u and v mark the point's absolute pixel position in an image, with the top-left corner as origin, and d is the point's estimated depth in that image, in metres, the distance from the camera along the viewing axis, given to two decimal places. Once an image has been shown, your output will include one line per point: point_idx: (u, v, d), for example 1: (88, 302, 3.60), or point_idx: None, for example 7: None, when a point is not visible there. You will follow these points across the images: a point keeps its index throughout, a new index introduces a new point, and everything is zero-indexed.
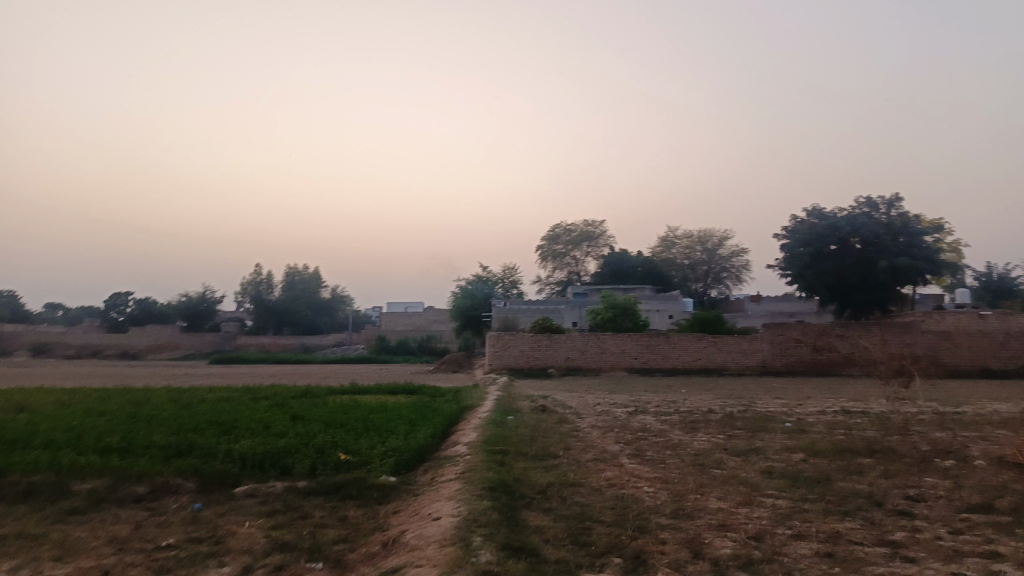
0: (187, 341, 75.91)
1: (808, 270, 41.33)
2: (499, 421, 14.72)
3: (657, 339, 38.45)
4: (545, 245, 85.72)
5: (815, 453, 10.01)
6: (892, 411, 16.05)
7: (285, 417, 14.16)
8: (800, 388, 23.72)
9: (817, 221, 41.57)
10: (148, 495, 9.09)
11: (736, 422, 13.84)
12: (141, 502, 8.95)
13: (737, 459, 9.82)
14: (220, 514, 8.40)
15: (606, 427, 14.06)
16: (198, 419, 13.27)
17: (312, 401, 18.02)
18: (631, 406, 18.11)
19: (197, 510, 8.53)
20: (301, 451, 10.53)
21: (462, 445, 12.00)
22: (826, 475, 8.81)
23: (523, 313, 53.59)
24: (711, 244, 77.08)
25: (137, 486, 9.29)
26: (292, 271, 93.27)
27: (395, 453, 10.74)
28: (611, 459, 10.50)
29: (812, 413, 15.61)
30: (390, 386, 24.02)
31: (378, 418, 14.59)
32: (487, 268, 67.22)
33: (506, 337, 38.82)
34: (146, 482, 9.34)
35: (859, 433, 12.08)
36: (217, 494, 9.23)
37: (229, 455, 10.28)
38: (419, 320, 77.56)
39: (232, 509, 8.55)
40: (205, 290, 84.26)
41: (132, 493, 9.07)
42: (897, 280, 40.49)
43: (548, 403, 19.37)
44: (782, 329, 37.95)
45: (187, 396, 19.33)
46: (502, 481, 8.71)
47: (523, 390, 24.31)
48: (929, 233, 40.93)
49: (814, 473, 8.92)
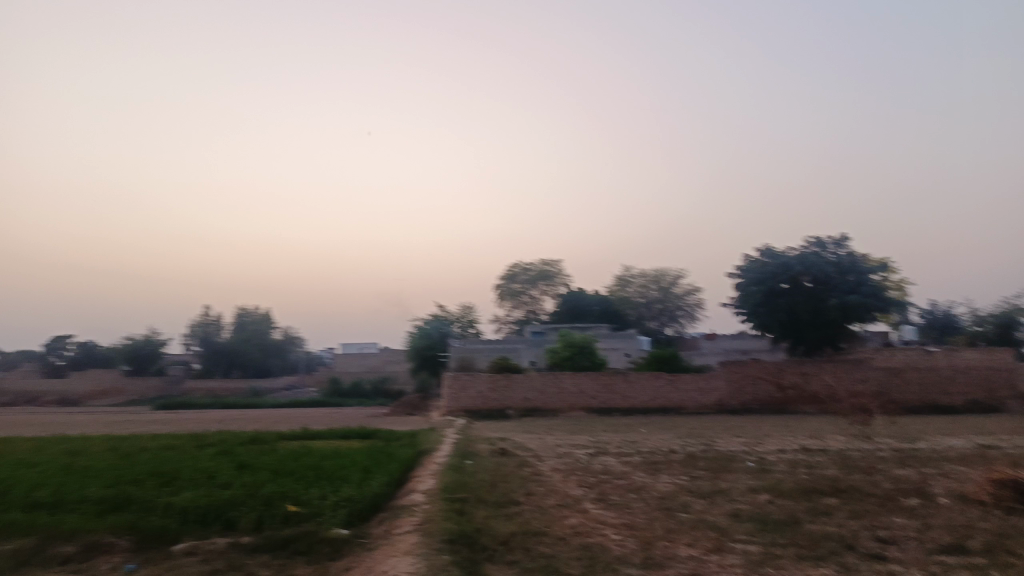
0: (131, 386, 73.16)
1: (762, 308, 42.04)
2: (458, 466, 14.25)
3: (615, 378, 38.40)
4: (502, 284, 85.66)
5: (781, 493, 9.87)
6: (851, 449, 16.11)
7: (231, 466, 13.47)
8: (758, 426, 23.80)
9: (769, 260, 42.43)
10: (77, 555, 8.42)
11: (699, 462, 13.67)
12: (69, 564, 8.27)
13: (704, 502, 9.60)
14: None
15: (568, 470, 13.74)
16: (137, 470, 12.52)
17: (261, 448, 17.28)
18: (592, 447, 17.84)
19: (130, 572, 7.90)
20: (247, 504, 9.94)
21: (419, 493, 11.52)
22: (795, 517, 8.64)
23: (481, 353, 53.14)
24: (666, 283, 78.08)
25: (65, 545, 8.60)
26: (243, 312, 91.22)
27: (347, 503, 10.21)
28: (574, 504, 10.17)
29: (773, 452, 15.54)
30: (343, 431, 23.28)
31: (331, 465, 13.99)
32: (444, 307, 66.74)
33: (464, 378, 38.28)
34: (75, 541, 8.67)
35: (821, 471, 12.00)
36: (153, 553, 8.59)
37: (168, 509, 9.64)
38: (375, 361, 76.30)
39: (169, 570, 7.94)
40: (151, 332, 81.67)
41: (60, 554, 8.39)
42: (847, 318, 41.50)
43: (507, 446, 18.96)
44: (738, 366, 38.31)
45: (126, 445, 18.35)
46: (462, 532, 8.30)
47: (482, 432, 23.82)
48: (876, 271, 42.06)
49: (782, 515, 8.75)
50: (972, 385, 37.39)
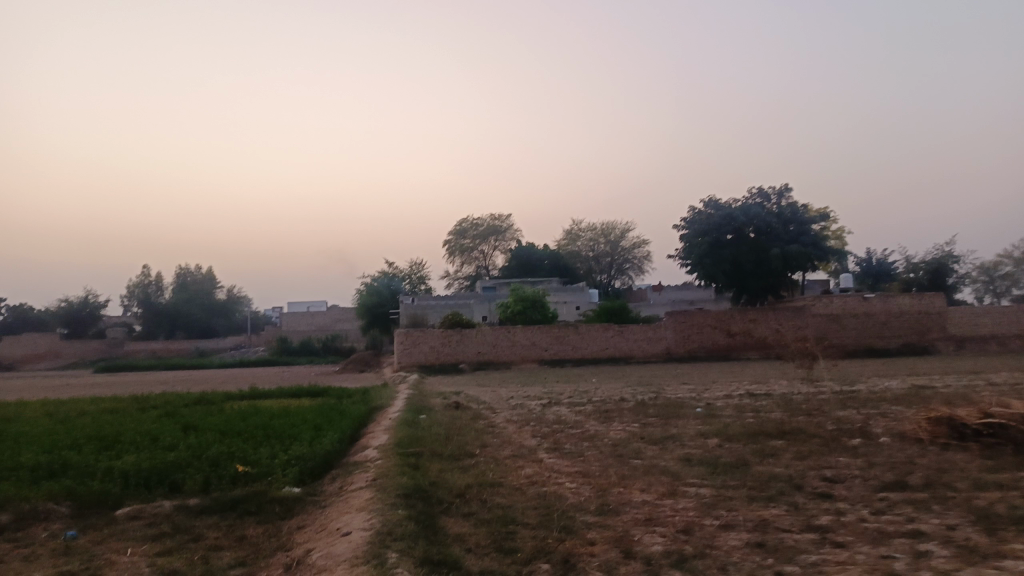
0: (69, 349, 70.79)
1: (707, 259, 42.74)
2: (411, 421, 14.17)
3: (566, 330, 38.74)
4: (451, 239, 85.03)
5: (731, 437, 10.09)
6: (795, 393, 16.60)
7: (177, 428, 13.11)
8: (705, 373, 24.38)
9: (714, 211, 42.99)
10: (11, 524, 8.08)
11: (649, 409, 13.90)
12: (4, 532, 7.92)
13: (656, 448, 9.73)
14: (98, 541, 7.54)
15: (521, 421, 13.82)
16: (75, 434, 12.06)
17: (208, 409, 16.90)
18: (543, 398, 17.99)
19: (70, 539, 7.62)
20: (193, 465, 9.68)
21: (372, 449, 11.42)
22: (745, 460, 8.83)
23: (432, 309, 52.92)
24: (614, 236, 78.68)
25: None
26: (185, 272, 88.71)
27: (298, 462, 10.04)
28: (528, 454, 10.20)
29: (720, 398, 15.90)
30: (293, 389, 22.92)
31: (281, 423, 13.75)
32: (393, 264, 66.01)
33: (415, 334, 38.09)
34: (10, 509, 8.31)
35: (767, 415, 12.32)
36: (95, 519, 8.30)
37: (109, 474, 9.32)
38: (324, 319, 75.36)
39: (112, 536, 7.68)
40: (88, 294, 78.81)
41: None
42: (789, 267, 42.50)
43: (459, 399, 18.99)
44: (685, 316, 39.03)
45: (65, 409, 17.70)
46: (417, 486, 8.23)
47: (434, 387, 23.82)
48: (817, 221, 43.03)
49: (732, 458, 8.94)
50: (905, 330, 38.97)
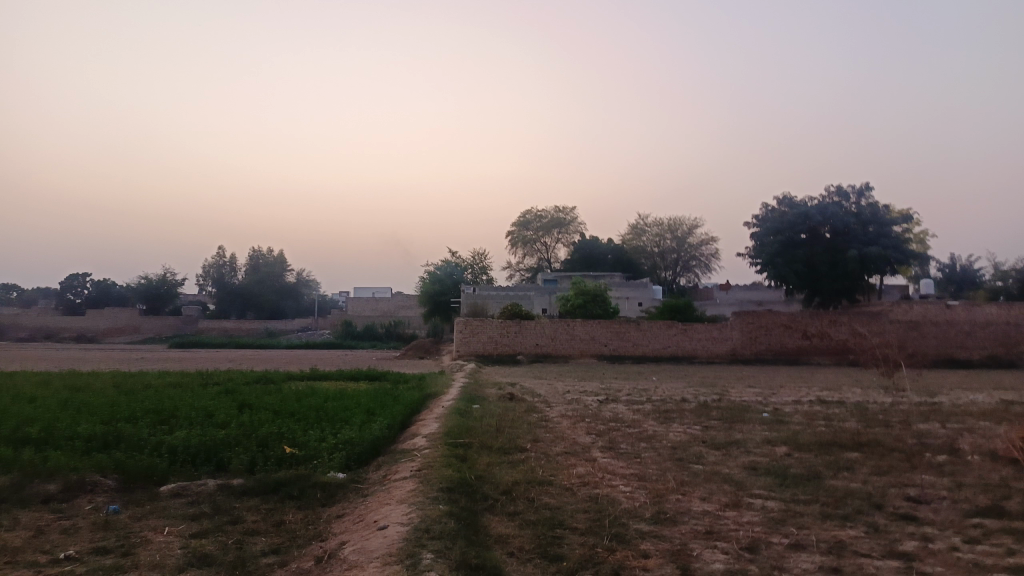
0: (146, 325, 73.81)
1: (779, 258, 41.22)
2: (463, 410, 13.92)
3: (628, 326, 37.99)
4: (515, 230, 84.88)
5: (802, 445, 9.46)
6: (870, 402, 15.67)
7: (231, 405, 13.21)
8: (772, 376, 23.41)
9: (788, 209, 41.41)
10: (59, 493, 8.15)
11: (712, 412, 13.25)
12: (51, 502, 7.96)
13: (718, 453, 9.17)
14: (138, 518, 7.50)
15: (576, 417, 13.37)
16: (135, 407, 12.27)
17: (266, 387, 17.05)
18: (601, 394, 17.50)
19: (112, 513, 7.60)
20: (239, 444, 9.65)
21: (421, 437, 11.20)
22: (816, 472, 8.21)
23: (493, 299, 52.84)
24: (681, 232, 76.99)
25: (47, 483, 8.33)
26: (257, 254, 91.46)
27: (345, 447, 9.91)
28: (581, 453, 9.77)
29: (787, 403, 15.12)
30: (351, 373, 23.07)
31: (334, 406, 13.69)
32: (457, 253, 66.25)
33: (475, 323, 38.00)
34: (58, 479, 8.40)
35: (841, 424, 11.54)
36: (140, 494, 8.29)
37: (157, 449, 9.36)
38: (387, 305, 76.30)
39: (153, 512, 7.64)
40: (165, 272, 82.03)
41: (42, 491, 8.12)
42: (866, 270, 40.54)
43: (515, 391, 18.69)
44: (753, 316, 37.73)
45: (132, 381, 18.20)
46: (462, 480, 7.92)
47: (490, 377, 23.61)
48: (898, 223, 40.95)
49: (803, 469, 8.31)
50: (991, 341, 36.70)
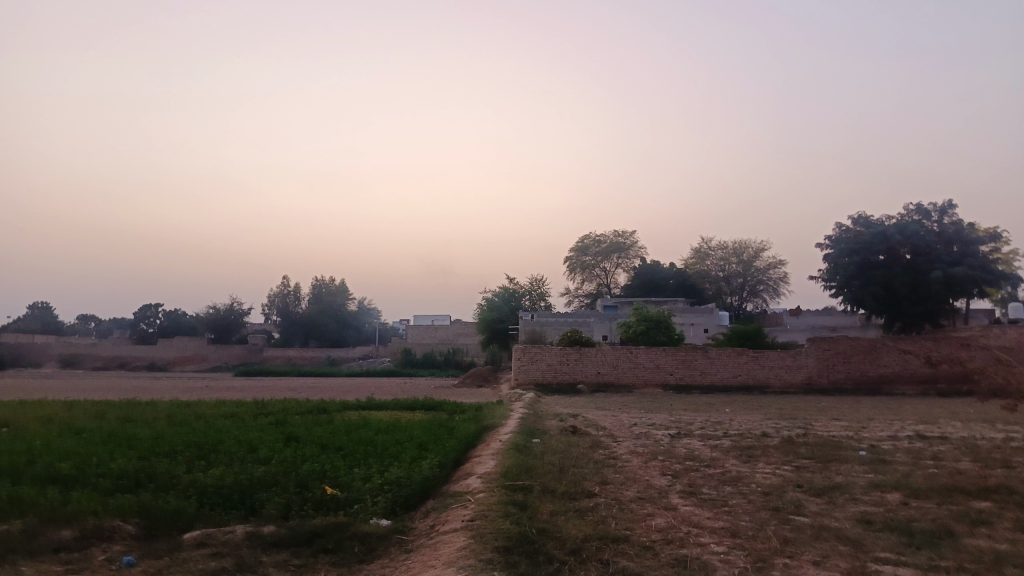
0: (214, 353, 75.30)
1: (855, 281, 39.00)
2: (522, 446, 12.93)
3: (694, 354, 36.37)
4: (573, 256, 83.93)
5: (923, 490, 8.17)
6: (977, 436, 14.03)
7: (278, 437, 12.69)
8: (855, 408, 21.67)
9: (864, 229, 39.24)
10: (73, 542, 7.66)
11: (800, 448, 11.92)
12: (63, 552, 7.45)
13: (821, 501, 7.95)
14: (152, 573, 6.91)
15: (647, 454, 12.23)
16: (177, 439, 11.85)
17: (318, 419, 16.47)
18: (671, 427, 16.28)
19: (126, 567, 7.04)
20: (276, 487, 9.08)
21: (475, 477, 10.33)
22: (949, 529, 6.92)
23: (552, 326, 51.81)
24: (746, 256, 74.58)
25: (64, 529, 7.89)
26: (319, 283, 92.88)
27: (391, 489, 9.19)
28: (658, 499, 8.67)
29: (882, 439, 13.60)
30: (409, 402, 22.38)
31: (385, 439, 13.00)
32: (514, 280, 65.49)
33: (534, 351, 37.00)
34: (76, 525, 7.93)
35: (955, 464, 10.09)
36: (160, 543, 7.74)
37: (188, 490, 8.89)
38: (446, 333, 75.93)
39: (170, 567, 7.04)
40: (232, 301, 83.93)
41: (56, 539, 7.64)
42: (952, 293, 37.91)
43: (578, 423, 17.66)
44: (829, 342, 35.67)
45: (185, 412, 17.87)
46: (519, 535, 6.98)
47: (551, 407, 22.57)
48: (985, 242, 38.32)
49: (932, 525, 7.01)
50: None
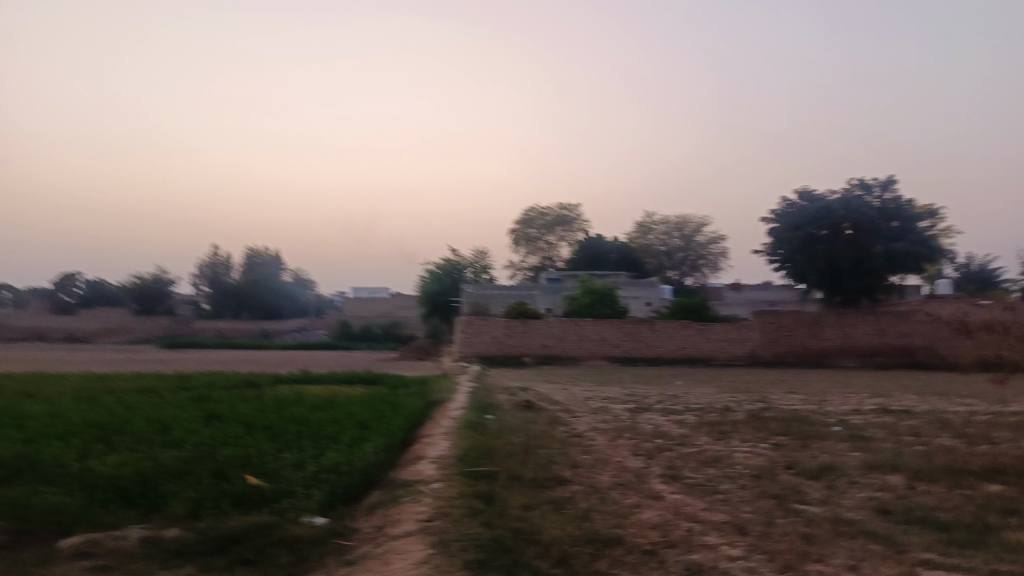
0: (139, 325, 71.57)
1: (798, 255, 39.19)
2: (477, 424, 11.85)
3: (641, 327, 35.94)
4: (517, 228, 82.84)
5: (931, 480, 7.86)
6: (939, 409, 13.86)
7: (197, 415, 11.31)
8: (807, 380, 21.52)
9: (809, 204, 39.33)
10: None
11: (772, 423, 11.39)
12: None
13: (827, 488, 7.69)
14: None
15: (613, 431, 11.39)
16: (76, 417, 10.44)
17: (244, 394, 14.93)
18: (629, 401, 15.55)
19: None
20: (187, 477, 8.03)
21: (426, 462, 9.26)
22: (982, 521, 6.73)
23: (496, 298, 50.77)
24: (688, 230, 74.97)
25: None
26: (252, 253, 89.64)
27: (327, 479, 8.16)
28: (639, 486, 7.94)
29: (847, 412, 13.22)
30: (346, 375, 20.96)
31: (322, 416, 11.73)
32: (456, 251, 63.94)
33: (478, 323, 35.90)
34: None
35: (938, 441, 9.76)
36: (29, 557, 6.49)
37: (79, 482, 7.75)
38: (386, 306, 74.00)
39: None
40: (158, 271, 79.70)
41: None
42: (891, 268, 38.49)
43: (529, 396, 16.76)
44: (774, 316, 35.77)
45: (93, 386, 16.05)
46: (484, 542, 5.99)
47: (498, 380, 21.63)
48: (924, 218, 38.97)
49: (962, 517, 6.81)
50: None
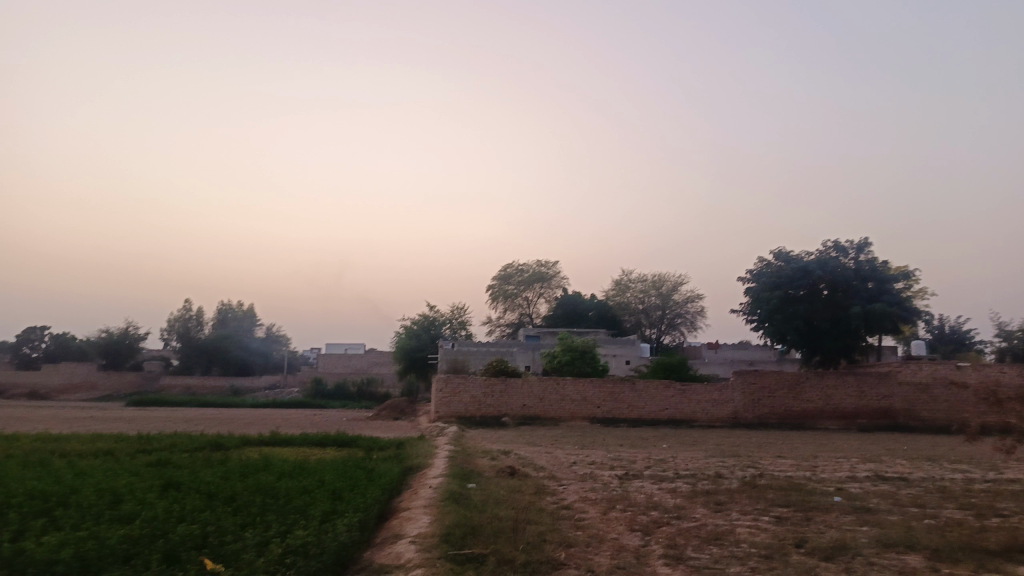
0: (104, 381, 69.37)
1: (777, 315, 39.22)
2: (458, 494, 11.18)
3: (622, 387, 35.41)
4: (495, 285, 82.70)
5: (951, 564, 7.53)
6: (936, 476, 13.55)
7: (154, 483, 10.56)
8: (794, 443, 21.14)
9: (786, 264, 39.59)
10: None
11: (771, 492, 10.97)
12: None
13: (844, 573, 7.28)
14: None
15: (605, 501, 10.86)
16: (21, 488, 9.70)
17: (207, 458, 14.07)
18: (617, 466, 14.99)
19: None
20: (134, 562, 7.44)
21: (404, 541, 8.64)
22: None
23: (474, 356, 50.02)
24: (666, 289, 75.37)
25: None
26: (225, 308, 88.46)
27: (293, 562, 7.56)
28: (643, 570, 7.46)
29: (844, 479, 12.85)
30: (318, 437, 20.02)
31: (290, 485, 11.00)
32: (434, 307, 63.31)
33: (456, 381, 35.13)
34: None
35: (947, 514, 9.44)
36: None
37: (8, 568, 7.14)
38: (361, 362, 72.69)
39: None
40: (128, 325, 77.90)
41: None
42: (869, 329, 38.62)
43: (513, 461, 16.09)
44: (755, 376, 35.48)
45: (48, 449, 15.06)
46: None
47: (478, 443, 20.85)
48: (899, 279, 39.39)
49: None
50: None
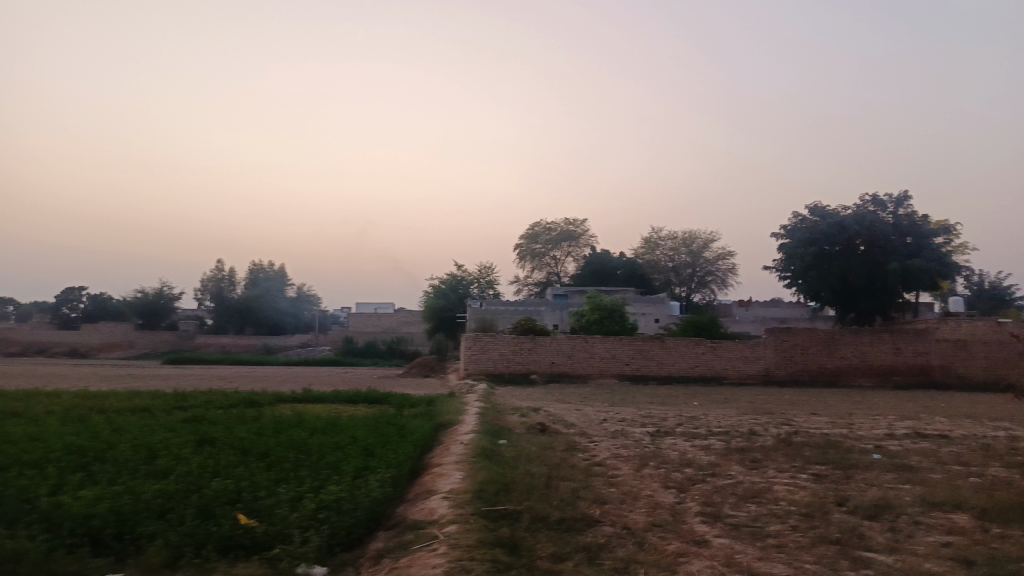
0: (141, 340, 70.87)
1: (811, 271, 38.46)
2: (490, 450, 11.15)
3: (651, 344, 35.20)
4: (522, 244, 82.40)
5: (1000, 524, 7.33)
6: (976, 434, 13.25)
7: (188, 438, 10.67)
8: (829, 400, 20.84)
9: (820, 220, 38.63)
10: None
11: (809, 449, 10.78)
12: None
13: (888, 533, 7.13)
14: None
15: (639, 458, 10.78)
16: (59, 443, 9.86)
17: (240, 415, 14.20)
18: (649, 423, 14.88)
19: None
20: (169, 517, 7.55)
21: (437, 497, 8.63)
22: None
23: (502, 315, 50.06)
24: (695, 246, 74.39)
25: None
26: (256, 267, 89.48)
27: (326, 519, 7.61)
28: (681, 529, 7.38)
29: (882, 436, 12.61)
30: (349, 394, 20.11)
31: (323, 441, 11.04)
32: (462, 266, 63.30)
33: (485, 339, 35.20)
34: None
35: (992, 473, 9.19)
36: None
37: (47, 523, 7.31)
38: (390, 322, 73.27)
39: None
40: (162, 286, 79.28)
41: None
42: (906, 286, 37.71)
43: (544, 418, 16.05)
44: (787, 333, 35.00)
45: (87, 405, 15.37)
46: None
47: (508, 400, 20.85)
48: (938, 234, 38.24)
49: None
50: None
